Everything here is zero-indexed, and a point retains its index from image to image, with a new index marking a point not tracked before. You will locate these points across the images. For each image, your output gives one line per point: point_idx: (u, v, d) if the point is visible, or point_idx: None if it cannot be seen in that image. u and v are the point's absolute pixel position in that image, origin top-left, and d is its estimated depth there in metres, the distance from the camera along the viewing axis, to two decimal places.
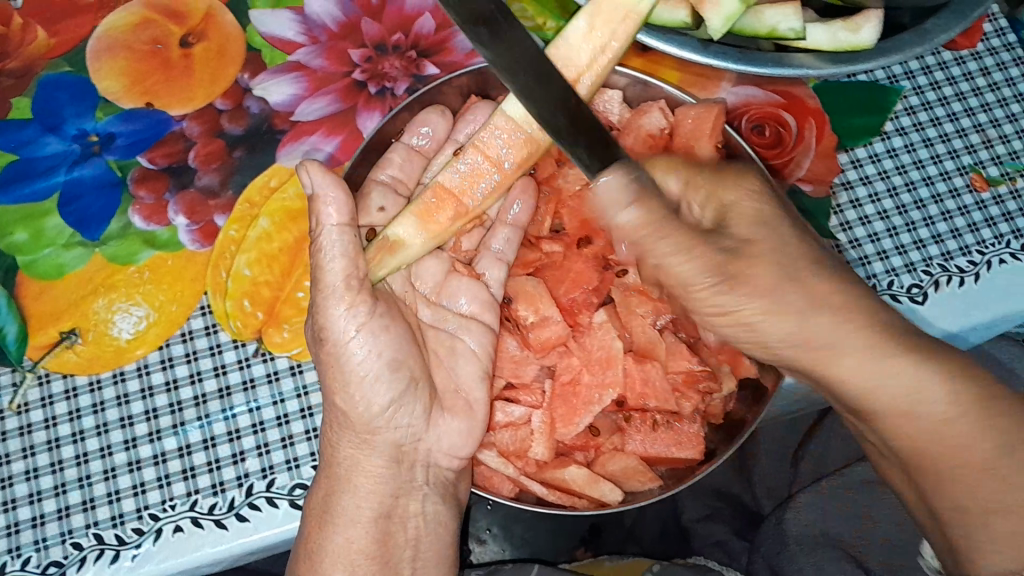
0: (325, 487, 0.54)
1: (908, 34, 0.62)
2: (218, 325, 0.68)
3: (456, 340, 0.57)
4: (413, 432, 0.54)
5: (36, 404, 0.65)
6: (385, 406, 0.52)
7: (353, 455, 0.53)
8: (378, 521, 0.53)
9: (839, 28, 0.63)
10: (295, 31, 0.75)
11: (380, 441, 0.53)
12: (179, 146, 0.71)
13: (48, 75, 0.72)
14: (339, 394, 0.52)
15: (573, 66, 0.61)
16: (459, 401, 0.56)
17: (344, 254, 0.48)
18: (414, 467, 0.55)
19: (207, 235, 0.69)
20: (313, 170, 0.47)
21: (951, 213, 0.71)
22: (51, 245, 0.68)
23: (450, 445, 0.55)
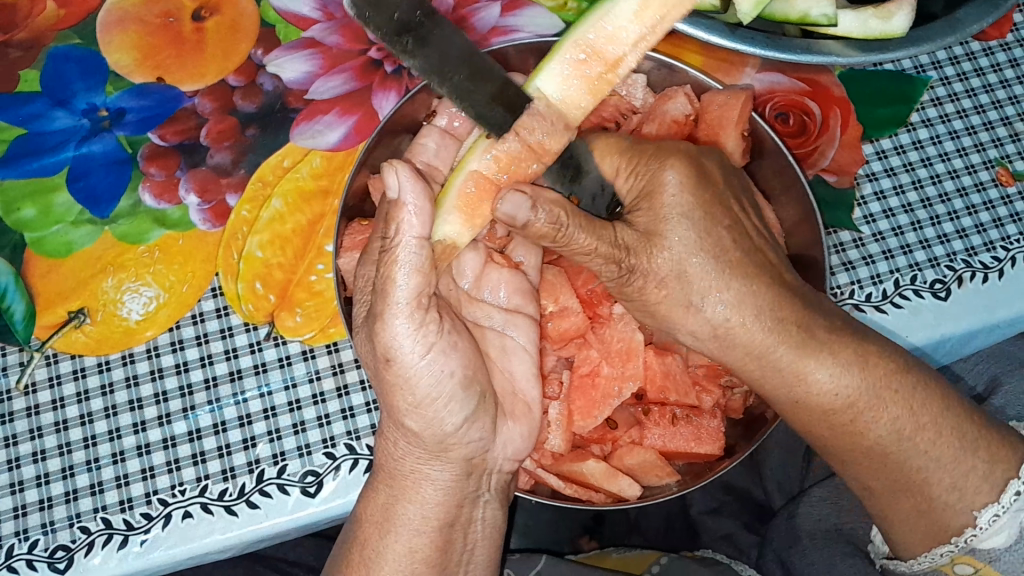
0: (382, 498, 0.52)
1: (939, 23, 0.60)
2: (229, 307, 0.66)
3: (504, 336, 0.55)
4: (483, 445, 0.52)
5: (45, 384, 0.64)
6: (454, 423, 0.49)
7: (418, 469, 0.51)
8: (441, 530, 0.52)
9: (870, 15, 0.61)
10: (311, 7, 0.73)
11: (452, 456, 0.51)
12: (191, 123, 0.69)
13: (57, 48, 0.71)
14: (409, 415, 0.49)
15: (614, 47, 0.55)
16: (519, 405, 0.54)
17: (418, 269, 0.46)
18: (481, 477, 0.53)
19: (218, 215, 0.68)
20: (396, 171, 0.46)
21: (976, 207, 0.69)
22: (60, 222, 0.67)
23: (514, 450, 0.54)
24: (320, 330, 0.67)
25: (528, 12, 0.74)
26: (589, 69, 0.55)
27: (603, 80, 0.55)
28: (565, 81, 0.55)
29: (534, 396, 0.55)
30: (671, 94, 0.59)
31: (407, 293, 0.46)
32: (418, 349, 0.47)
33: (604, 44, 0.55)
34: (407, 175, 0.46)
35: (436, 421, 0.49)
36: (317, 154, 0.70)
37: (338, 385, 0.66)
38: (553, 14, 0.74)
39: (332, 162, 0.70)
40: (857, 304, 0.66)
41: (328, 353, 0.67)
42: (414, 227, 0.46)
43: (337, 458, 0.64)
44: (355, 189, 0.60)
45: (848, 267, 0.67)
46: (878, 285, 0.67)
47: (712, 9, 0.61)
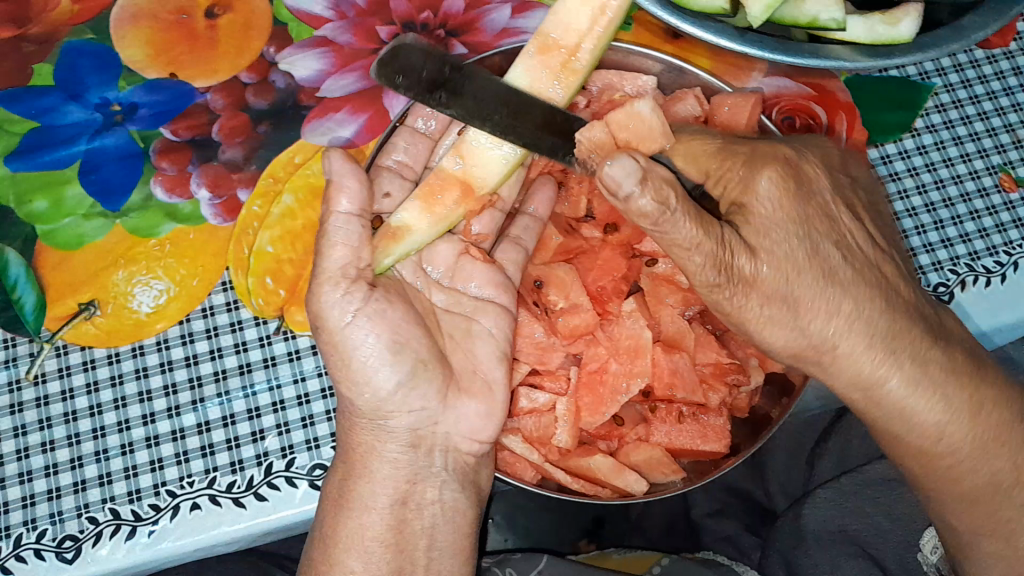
0: (339, 475, 0.54)
1: (945, 30, 0.61)
2: (239, 301, 0.67)
3: (470, 321, 0.56)
4: (428, 415, 0.53)
5: (54, 375, 0.65)
6: (389, 393, 0.51)
7: (369, 443, 0.53)
8: (392, 509, 0.53)
9: (878, 20, 0.61)
10: (323, 6, 0.74)
11: (393, 426, 0.52)
12: (203, 119, 0.70)
13: (71, 42, 0.72)
14: (346, 384, 0.51)
15: (568, 36, 0.60)
16: (477, 383, 0.55)
17: (346, 239, 0.49)
18: (433, 452, 0.54)
19: (230, 209, 0.68)
20: (330, 152, 0.49)
21: (979, 212, 0.70)
22: (72, 215, 0.68)
23: (470, 428, 0.54)
24: None
25: (538, 14, 0.75)
26: (550, 59, 0.60)
27: (567, 65, 0.60)
28: (530, 71, 0.59)
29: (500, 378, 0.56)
30: (682, 95, 0.61)
31: (339, 262, 0.49)
32: (347, 314, 0.49)
33: (562, 36, 0.60)
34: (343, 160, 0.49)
35: (375, 389, 0.50)
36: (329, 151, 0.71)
37: None
38: None
39: None
40: None
41: None
42: (345, 195, 0.49)
43: None
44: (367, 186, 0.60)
45: None
46: None
47: (722, 13, 0.61)
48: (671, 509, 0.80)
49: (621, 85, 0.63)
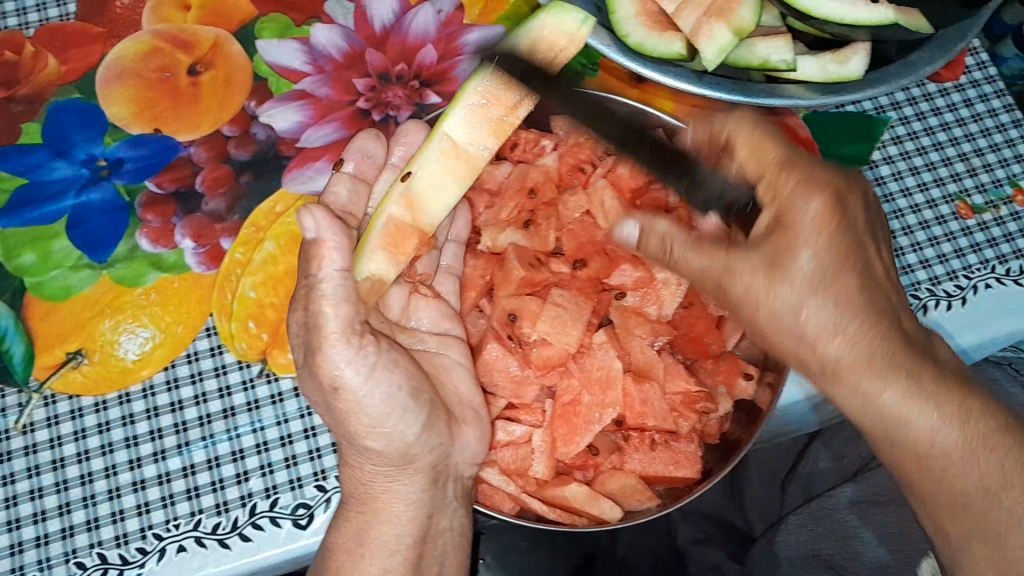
0: (359, 526, 0.53)
1: (895, 66, 0.64)
2: (223, 346, 0.68)
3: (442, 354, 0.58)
4: (443, 450, 0.54)
5: (42, 424, 0.66)
6: (411, 436, 0.51)
7: (389, 487, 0.53)
8: (415, 545, 0.53)
9: (828, 60, 0.65)
10: (302, 61, 0.77)
11: (417, 466, 0.53)
12: (186, 171, 0.73)
13: (59, 101, 0.76)
14: (368, 434, 0.50)
15: (510, 92, 0.59)
16: (468, 411, 0.57)
17: (346, 299, 0.48)
18: (447, 482, 0.55)
19: (212, 257, 0.70)
20: (315, 214, 0.48)
21: (938, 239, 0.72)
22: (60, 267, 0.70)
23: (472, 453, 0.56)
24: None
25: None
26: (490, 112, 0.59)
27: (504, 124, 0.59)
28: (469, 125, 0.59)
29: (478, 403, 0.58)
30: None
31: (340, 325, 0.47)
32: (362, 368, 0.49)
33: (501, 89, 0.59)
34: (322, 218, 0.48)
35: (396, 433, 0.51)
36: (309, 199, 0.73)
37: None
38: None
39: None
40: None
41: None
42: (342, 251, 0.48)
43: (329, 491, 0.66)
44: None
45: None
46: None
47: (678, 57, 0.64)
48: (657, 543, 0.76)
49: None
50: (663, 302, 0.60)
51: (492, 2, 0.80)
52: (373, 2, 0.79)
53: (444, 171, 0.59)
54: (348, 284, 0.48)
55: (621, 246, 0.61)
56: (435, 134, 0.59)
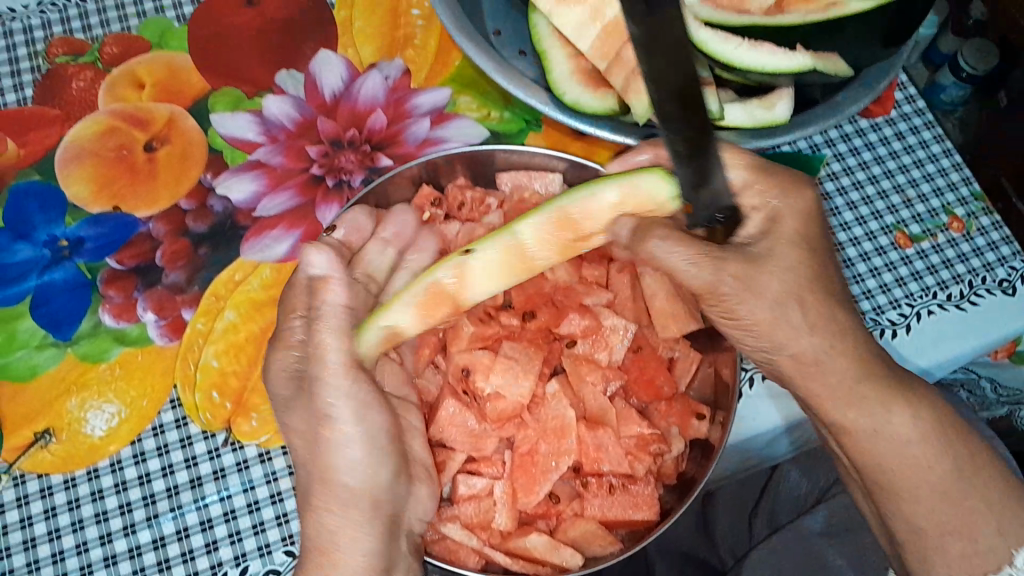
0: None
1: (821, 107, 0.67)
2: (188, 418, 0.69)
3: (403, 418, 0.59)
4: (401, 504, 0.55)
5: (11, 505, 0.66)
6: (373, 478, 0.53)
7: (349, 534, 0.52)
8: None
9: (755, 106, 0.67)
10: (256, 132, 0.79)
11: (381, 514, 0.53)
12: (146, 246, 0.74)
13: (18, 184, 0.77)
14: (343, 471, 0.52)
15: (590, 223, 0.57)
16: (422, 471, 0.58)
17: (346, 334, 0.53)
18: (401, 539, 0.56)
19: (174, 329, 0.72)
20: (325, 252, 0.55)
21: (879, 269, 0.75)
22: (25, 347, 0.71)
23: (423, 511, 0.57)
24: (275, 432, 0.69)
25: (455, 124, 0.80)
26: (562, 233, 0.57)
27: (572, 245, 0.58)
28: (541, 235, 0.56)
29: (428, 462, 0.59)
30: None
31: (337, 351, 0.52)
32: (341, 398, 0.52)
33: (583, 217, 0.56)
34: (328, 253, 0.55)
35: (369, 471, 0.53)
36: (268, 266, 0.74)
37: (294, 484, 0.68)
38: (479, 124, 0.81)
39: (281, 273, 0.74)
40: None
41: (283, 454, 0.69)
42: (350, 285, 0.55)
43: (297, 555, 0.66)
44: None
45: None
46: None
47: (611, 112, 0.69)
48: None
49: (530, 184, 0.69)
50: (612, 347, 0.62)
51: (437, 65, 0.83)
52: (321, 73, 0.81)
53: (501, 268, 0.56)
54: (344, 315, 0.54)
55: (569, 296, 0.63)
56: (507, 231, 0.56)
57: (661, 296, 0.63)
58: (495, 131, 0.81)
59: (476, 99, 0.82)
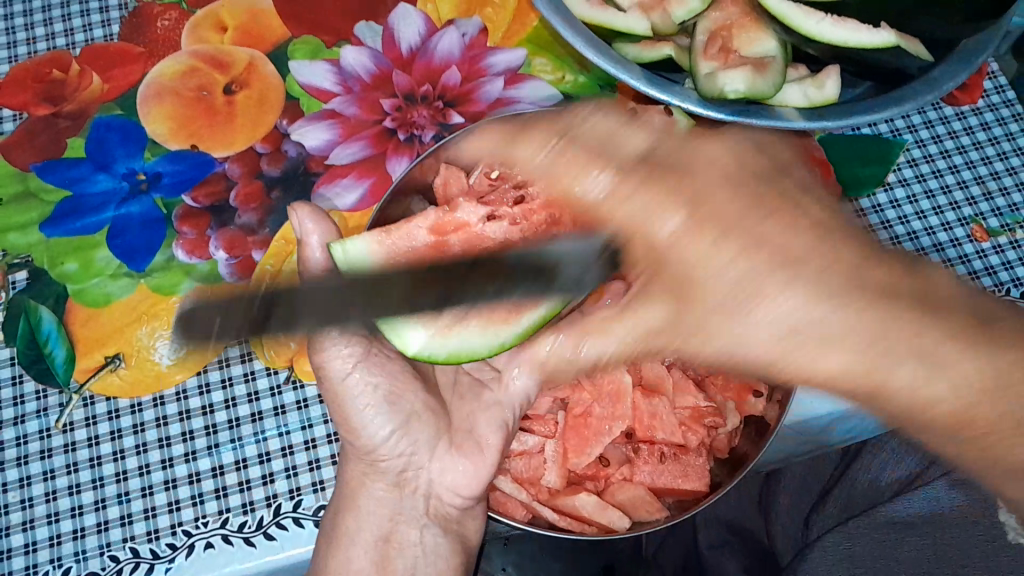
0: (335, 510, 0.63)
1: (917, 83, 0.68)
2: (253, 353, 0.72)
3: (484, 388, 0.66)
4: (414, 460, 0.63)
5: (81, 423, 0.70)
6: (385, 435, 0.61)
7: (364, 482, 0.62)
8: (378, 544, 0.61)
9: (808, 86, 0.70)
10: (332, 81, 0.80)
11: (384, 466, 0.62)
12: (222, 186, 0.76)
13: (101, 117, 0.79)
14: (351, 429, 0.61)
15: None
16: (472, 442, 0.64)
17: None
18: (416, 495, 0.64)
19: (245, 268, 0.74)
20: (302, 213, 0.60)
21: (953, 260, 0.76)
22: (99, 275, 0.74)
23: (453, 481, 0.63)
24: None
25: (529, 84, 0.81)
26: None
27: None
28: None
29: (494, 442, 0.63)
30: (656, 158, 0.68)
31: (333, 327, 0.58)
32: (350, 363, 0.59)
33: None
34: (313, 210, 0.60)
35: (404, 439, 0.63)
36: (337, 215, 0.76)
37: None
38: (552, 86, 0.81)
39: (350, 222, 0.76)
40: None
41: None
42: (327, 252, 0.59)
43: None
44: None
45: None
46: None
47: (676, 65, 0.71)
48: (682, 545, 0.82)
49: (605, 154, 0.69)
50: None
51: (515, 25, 0.83)
52: (399, 26, 0.82)
53: None
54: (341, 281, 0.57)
55: None
56: None
57: None
58: (569, 95, 0.81)
59: (552, 62, 0.82)
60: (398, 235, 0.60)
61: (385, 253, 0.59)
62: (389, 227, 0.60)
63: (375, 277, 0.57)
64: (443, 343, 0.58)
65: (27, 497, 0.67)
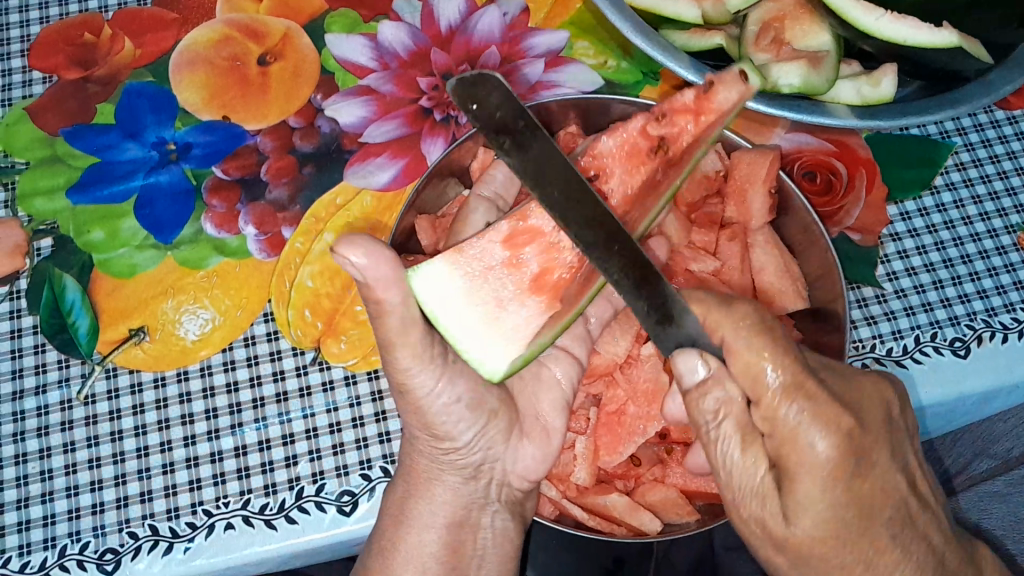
0: (403, 493, 0.61)
1: (975, 84, 0.65)
2: (280, 332, 0.71)
3: (543, 366, 0.63)
4: (492, 453, 0.60)
5: (103, 396, 0.69)
6: (467, 437, 0.58)
7: (437, 476, 0.60)
8: (448, 527, 0.60)
9: (863, 83, 0.68)
10: (369, 56, 0.78)
11: (463, 462, 0.59)
12: (253, 159, 0.75)
13: (132, 84, 0.77)
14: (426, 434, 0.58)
15: None
16: (539, 429, 0.62)
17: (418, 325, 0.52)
18: (490, 483, 0.61)
19: (275, 245, 0.72)
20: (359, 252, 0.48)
21: (996, 269, 0.73)
22: (126, 245, 0.72)
23: (525, 467, 0.61)
24: (363, 356, 0.71)
25: (570, 69, 0.79)
26: None
27: None
28: None
29: (559, 425, 0.62)
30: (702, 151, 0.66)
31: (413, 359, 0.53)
32: (433, 378, 0.54)
33: None
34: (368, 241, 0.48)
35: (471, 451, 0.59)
36: (369, 194, 0.75)
37: (377, 410, 0.70)
38: (594, 71, 0.79)
39: (383, 201, 0.75)
40: (878, 356, 0.70)
41: (369, 379, 0.70)
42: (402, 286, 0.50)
43: (372, 479, 0.68)
44: (404, 228, 0.64)
45: (870, 322, 0.71)
46: (899, 340, 0.71)
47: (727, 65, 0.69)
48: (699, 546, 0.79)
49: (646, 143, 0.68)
50: None
51: (558, 6, 0.81)
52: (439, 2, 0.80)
53: None
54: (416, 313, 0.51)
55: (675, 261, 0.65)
56: None
57: (769, 270, 0.63)
58: (610, 81, 0.79)
59: (594, 46, 0.80)
60: (472, 252, 0.54)
61: (463, 276, 0.53)
62: (462, 246, 0.54)
63: (461, 312, 0.53)
64: (525, 360, 0.54)
65: (47, 469, 0.67)
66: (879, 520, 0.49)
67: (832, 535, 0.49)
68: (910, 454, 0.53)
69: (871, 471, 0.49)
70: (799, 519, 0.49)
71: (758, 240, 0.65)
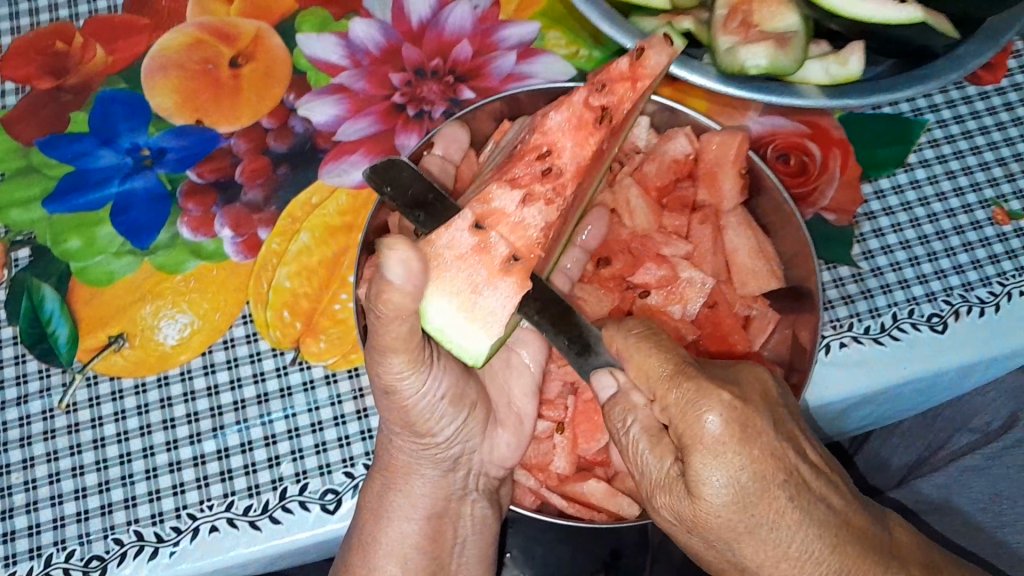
0: (379, 487, 0.61)
1: (942, 60, 0.65)
2: (258, 334, 0.71)
3: (512, 352, 0.64)
4: (470, 446, 0.61)
5: (84, 404, 0.69)
6: (447, 432, 0.58)
7: (415, 470, 0.60)
8: (429, 518, 0.61)
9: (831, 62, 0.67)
10: (340, 55, 0.78)
11: (445, 456, 0.59)
12: (227, 162, 0.75)
13: (104, 91, 0.77)
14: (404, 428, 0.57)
15: None
16: (511, 416, 0.63)
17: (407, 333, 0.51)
18: (467, 473, 0.62)
19: (251, 247, 0.72)
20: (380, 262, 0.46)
21: (973, 244, 0.73)
22: (103, 252, 0.72)
23: (500, 456, 0.63)
24: (342, 355, 0.71)
25: (542, 59, 0.78)
26: None
27: None
28: None
29: (528, 411, 0.63)
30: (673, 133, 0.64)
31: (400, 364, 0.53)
32: (419, 379, 0.54)
33: None
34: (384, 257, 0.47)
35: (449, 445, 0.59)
36: (344, 192, 0.74)
37: (358, 408, 0.70)
38: (565, 61, 0.79)
39: (357, 199, 0.74)
40: (856, 336, 0.70)
41: (349, 378, 0.70)
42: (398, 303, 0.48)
43: (356, 477, 0.68)
44: (377, 225, 0.64)
45: (847, 301, 0.71)
46: (876, 318, 0.70)
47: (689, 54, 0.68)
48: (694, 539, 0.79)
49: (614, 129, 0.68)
50: (687, 300, 0.64)
51: None
52: None
53: None
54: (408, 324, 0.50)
55: (646, 246, 0.65)
56: None
57: (743, 252, 0.64)
58: (582, 70, 0.78)
59: (565, 35, 0.79)
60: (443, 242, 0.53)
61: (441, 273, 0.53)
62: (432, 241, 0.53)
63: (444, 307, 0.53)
64: (505, 337, 0.55)
65: (29, 479, 0.67)
66: (773, 485, 0.48)
67: (741, 499, 0.48)
68: (798, 452, 0.51)
69: (757, 437, 0.49)
70: (704, 500, 0.49)
71: (731, 221, 0.65)
